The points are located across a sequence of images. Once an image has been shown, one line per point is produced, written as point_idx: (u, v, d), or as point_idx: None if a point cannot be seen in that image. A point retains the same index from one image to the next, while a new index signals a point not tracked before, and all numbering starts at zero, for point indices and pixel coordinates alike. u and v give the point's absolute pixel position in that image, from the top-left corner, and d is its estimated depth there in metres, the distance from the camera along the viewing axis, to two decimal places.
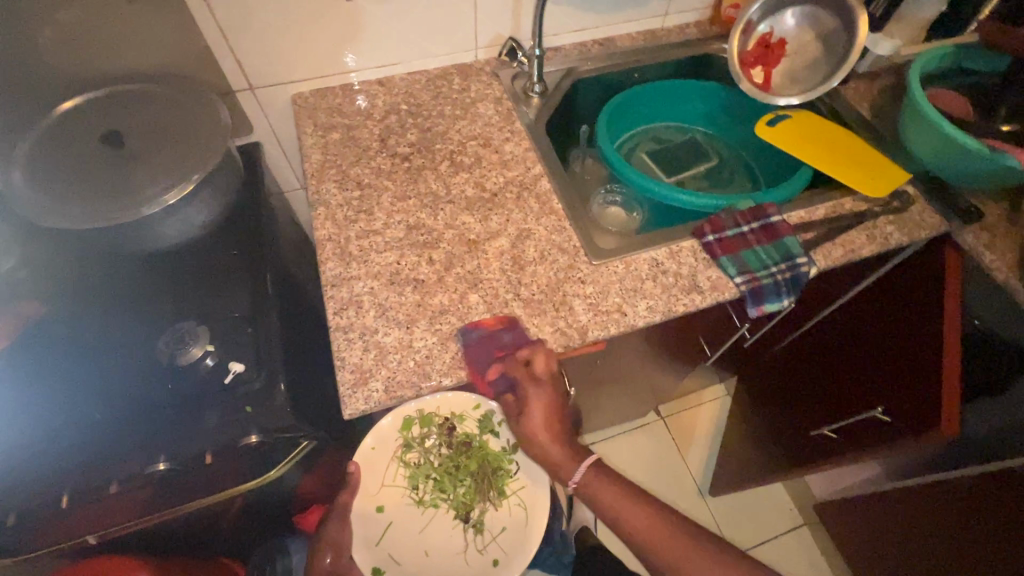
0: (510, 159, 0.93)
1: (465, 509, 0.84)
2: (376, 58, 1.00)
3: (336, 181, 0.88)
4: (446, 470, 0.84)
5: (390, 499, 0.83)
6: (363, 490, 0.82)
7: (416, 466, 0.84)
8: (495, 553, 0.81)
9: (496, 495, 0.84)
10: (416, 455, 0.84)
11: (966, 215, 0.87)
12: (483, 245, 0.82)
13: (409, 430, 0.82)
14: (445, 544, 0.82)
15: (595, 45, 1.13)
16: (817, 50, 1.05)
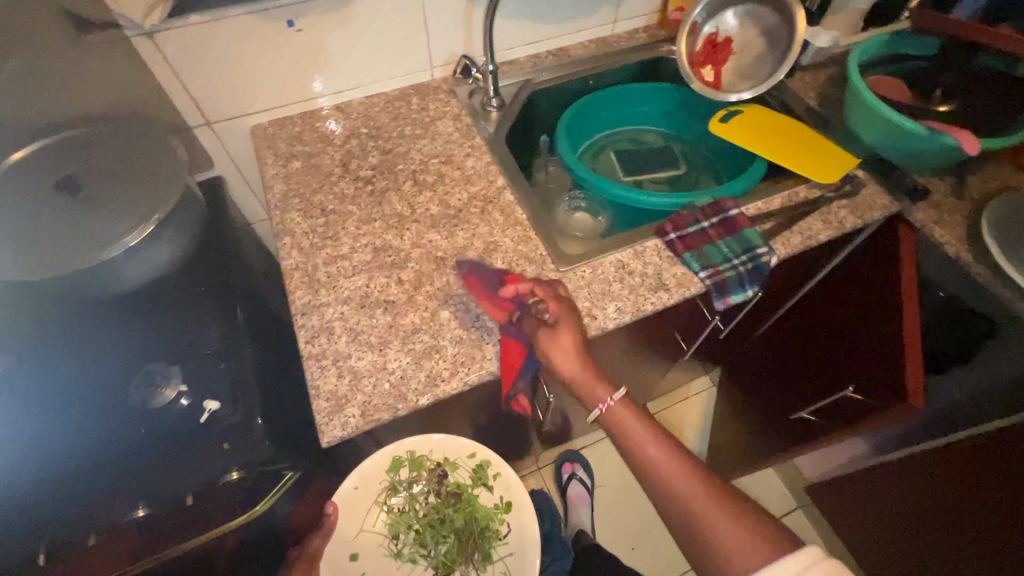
0: (472, 174, 0.94)
1: (447, 566, 0.85)
2: (333, 84, 1.01)
3: (300, 209, 0.88)
4: (430, 521, 0.86)
5: (371, 546, 0.84)
6: (338, 534, 0.83)
7: (400, 513, 0.85)
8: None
9: (482, 557, 0.85)
10: (402, 500, 0.86)
11: (914, 194, 0.90)
12: (451, 261, 0.82)
13: (398, 472, 0.85)
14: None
15: (549, 56, 1.15)
16: (761, 45, 1.09)
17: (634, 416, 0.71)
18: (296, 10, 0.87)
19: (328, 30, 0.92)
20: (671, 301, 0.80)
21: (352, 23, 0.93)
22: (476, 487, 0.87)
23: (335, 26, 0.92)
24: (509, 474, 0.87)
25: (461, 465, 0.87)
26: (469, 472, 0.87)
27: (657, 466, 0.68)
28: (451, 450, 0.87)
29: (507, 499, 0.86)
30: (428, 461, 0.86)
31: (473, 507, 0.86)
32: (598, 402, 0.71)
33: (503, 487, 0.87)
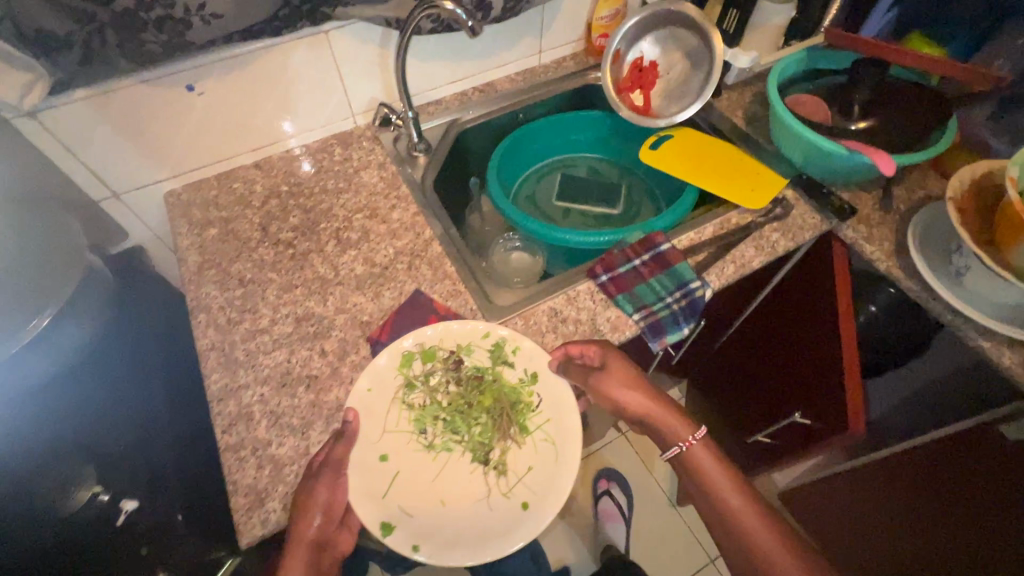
0: (398, 227, 0.90)
1: (484, 450, 0.71)
2: (248, 142, 0.96)
3: (216, 281, 0.84)
4: (456, 409, 0.73)
5: (399, 447, 0.70)
6: (363, 438, 0.68)
7: (423, 408, 0.72)
8: (522, 494, 0.66)
9: (520, 432, 0.71)
10: (422, 395, 0.73)
11: (841, 212, 0.90)
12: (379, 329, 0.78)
13: (410, 367, 0.73)
14: (463, 490, 0.68)
15: (476, 92, 1.13)
16: (686, 67, 1.09)
17: (710, 454, 0.75)
18: (195, 74, 0.83)
19: (234, 90, 0.88)
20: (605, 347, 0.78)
21: (260, 80, 0.89)
22: (496, 366, 0.74)
23: (241, 85, 0.88)
24: (531, 345, 0.74)
25: (475, 347, 0.74)
26: (487, 353, 0.74)
27: (724, 502, 0.72)
28: (462, 334, 0.75)
29: (533, 371, 0.73)
30: (442, 352, 0.74)
31: (499, 387, 0.73)
32: (680, 437, 0.76)
33: (530, 362, 0.73)
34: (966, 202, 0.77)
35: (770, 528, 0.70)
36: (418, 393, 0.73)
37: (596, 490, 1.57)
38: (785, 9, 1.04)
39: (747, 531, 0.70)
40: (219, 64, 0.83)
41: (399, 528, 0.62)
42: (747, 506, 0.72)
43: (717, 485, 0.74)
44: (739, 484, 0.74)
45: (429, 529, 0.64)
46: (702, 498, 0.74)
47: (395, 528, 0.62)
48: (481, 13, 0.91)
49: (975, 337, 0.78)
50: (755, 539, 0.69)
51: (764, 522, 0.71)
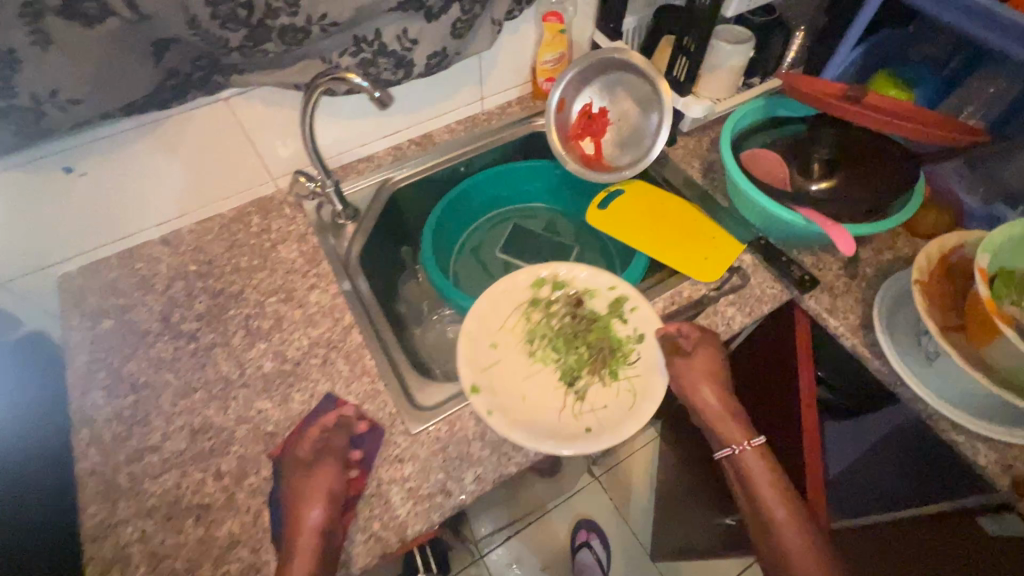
0: (315, 312, 0.82)
1: (574, 376, 0.76)
2: (151, 217, 0.87)
3: (105, 387, 0.75)
4: (564, 335, 0.79)
5: (507, 344, 0.78)
6: (482, 322, 0.78)
7: (537, 323, 0.80)
8: (589, 421, 0.70)
9: (607, 374, 0.75)
10: (540, 313, 0.81)
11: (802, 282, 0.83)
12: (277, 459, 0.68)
13: (540, 288, 0.82)
14: (546, 399, 0.73)
15: (412, 145, 1.04)
16: (637, 115, 1.00)
17: (762, 463, 0.70)
18: (72, 155, 0.73)
19: (124, 167, 0.78)
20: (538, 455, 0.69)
21: (155, 154, 0.79)
22: (610, 316, 0.79)
23: (131, 161, 0.78)
24: (648, 309, 0.78)
25: (600, 294, 0.81)
26: (609, 300, 0.80)
27: (769, 513, 0.68)
28: (595, 280, 0.82)
29: (642, 331, 0.77)
30: (573, 289, 0.82)
31: (607, 331, 0.78)
32: (736, 440, 0.71)
33: (641, 321, 0.77)
34: (935, 283, 0.69)
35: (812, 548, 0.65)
36: (535, 309, 0.81)
37: (574, 541, 1.48)
38: (744, 51, 0.92)
39: (784, 548, 0.65)
40: (100, 141, 0.73)
41: (483, 394, 0.70)
42: (791, 521, 0.67)
43: (766, 498, 0.69)
44: (788, 497, 0.69)
45: (505, 407, 0.70)
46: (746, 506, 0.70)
47: (480, 392, 0.70)
48: (402, 71, 0.82)
49: (947, 430, 0.70)
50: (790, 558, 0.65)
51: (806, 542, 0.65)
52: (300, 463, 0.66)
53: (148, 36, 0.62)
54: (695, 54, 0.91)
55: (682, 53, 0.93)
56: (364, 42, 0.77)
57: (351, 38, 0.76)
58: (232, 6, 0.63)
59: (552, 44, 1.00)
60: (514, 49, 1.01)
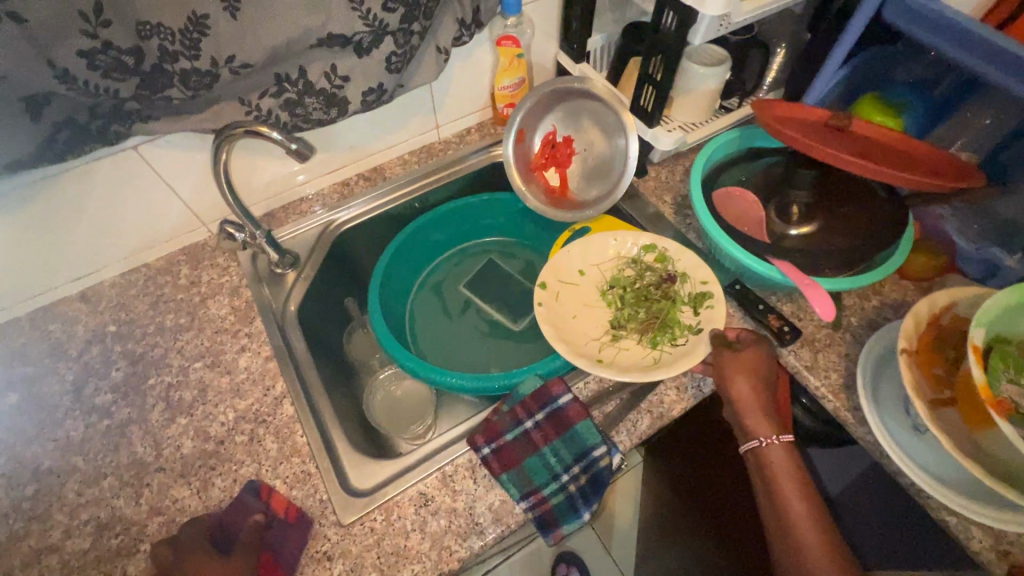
0: (245, 379, 0.74)
1: (621, 326, 0.77)
2: (64, 273, 0.78)
3: (4, 475, 0.67)
4: (643, 293, 0.79)
5: (592, 278, 0.81)
6: (580, 248, 0.83)
7: (628, 275, 0.81)
8: (604, 358, 0.72)
9: (647, 340, 0.74)
10: (635, 271, 0.81)
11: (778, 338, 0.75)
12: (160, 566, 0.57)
13: (646, 252, 0.82)
14: (585, 329, 0.77)
15: (361, 180, 0.96)
16: (603, 145, 0.92)
17: (790, 464, 0.63)
18: None
19: (21, 226, 0.70)
20: (483, 549, 0.62)
21: (56, 210, 0.71)
22: (686, 305, 0.76)
23: (27, 220, 0.69)
24: (723, 313, 0.72)
25: (693, 281, 0.77)
26: (694, 291, 0.76)
27: (788, 515, 0.60)
28: (697, 267, 0.78)
29: (703, 326, 0.72)
30: (675, 266, 0.79)
31: (673, 310, 0.75)
32: (761, 433, 0.65)
33: (708, 317, 0.73)
34: (923, 350, 0.62)
35: (835, 562, 0.57)
36: (639, 266, 0.81)
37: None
38: (723, 71, 0.85)
39: (802, 556, 0.58)
40: None
41: (546, 292, 0.78)
42: (814, 525, 0.59)
43: (791, 505, 0.61)
44: (812, 500, 0.61)
45: (555, 311, 0.76)
46: (766, 506, 0.63)
47: (543, 289, 0.78)
48: (335, 110, 0.74)
49: (938, 509, 0.63)
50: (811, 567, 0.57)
51: (828, 551, 0.58)
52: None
53: (16, 92, 0.54)
54: (662, 85, 0.81)
55: (650, 83, 0.83)
56: (287, 81, 0.68)
57: (271, 77, 0.67)
58: (114, 54, 0.56)
59: (510, 69, 0.92)
60: (469, 75, 0.93)
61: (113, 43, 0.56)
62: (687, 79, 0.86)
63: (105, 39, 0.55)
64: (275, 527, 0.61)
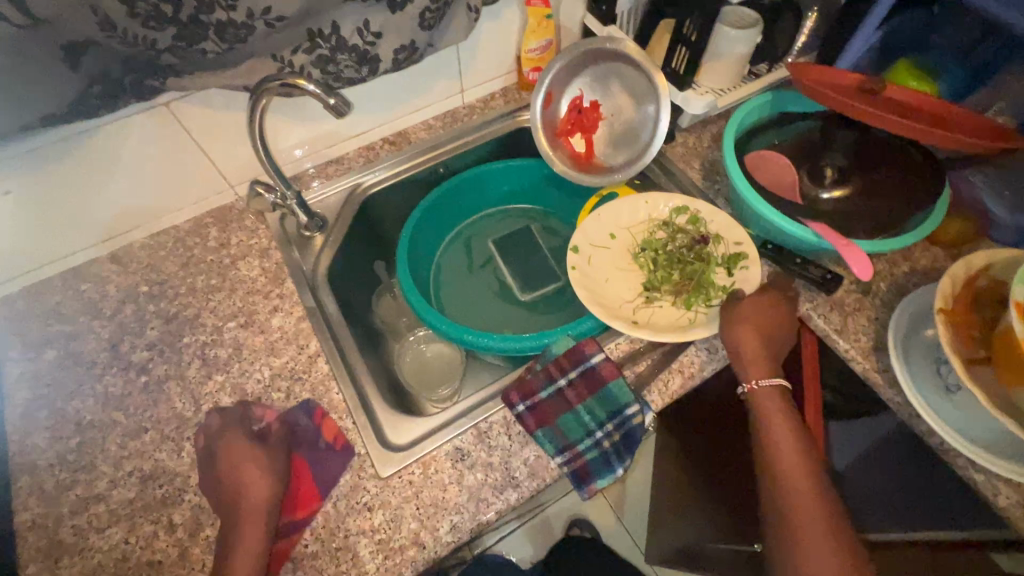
0: (278, 339, 0.75)
1: (654, 290, 0.77)
2: (95, 233, 0.79)
3: (47, 428, 0.68)
4: (675, 255, 0.79)
5: (621, 241, 0.82)
6: (607, 211, 0.82)
7: (658, 238, 0.81)
8: (640, 320, 0.73)
9: (681, 302, 0.75)
10: (665, 233, 0.81)
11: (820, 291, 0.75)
12: (212, 447, 0.65)
13: (676, 215, 0.81)
14: (619, 292, 0.77)
15: (386, 144, 0.95)
16: (632, 109, 0.91)
17: (777, 407, 0.64)
18: None
19: (54, 184, 0.70)
20: (519, 500, 0.63)
21: (89, 168, 0.71)
22: (719, 266, 0.76)
23: (61, 177, 0.70)
24: (758, 275, 0.73)
25: (726, 243, 0.77)
26: (728, 252, 0.76)
27: (773, 454, 0.61)
28: (730, 229, 0.78)
29: (738, 287, 0.73)
30: (707, 227, 0.79)
31: (706, 271, 0.76)
32: (750, 377, 0.65)
33: (743, 279, 0.73)
34: (960, 312, 0.63)
35: (816, 496, 0.58)
36: (671, 228, 0.81)
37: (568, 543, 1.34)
38: (753, 36, 0.82)
39: (785, 493, 0.59)
40: (20, 157, 0.65)
41: (579, 257, 0.78)
42: (799, 461, 0.60)
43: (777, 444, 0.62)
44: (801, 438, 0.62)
45: (588, 275, 0.77)
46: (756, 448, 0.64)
47: (575, 252, 0.79)
48: (367, 68, 0.73)
49: (965, 467, 0.64)
50: (792, 503, 0.58)
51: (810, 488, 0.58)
52: (241, 464, 0.62)
53: (57, 39, 0.54)
54: (699, 45, 0.80)
55: (684, 44, 0.82)
56: (320, 36, 0.68)
57: (304, 32, 0.67)
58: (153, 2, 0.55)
59: (538, 30, 0.90)
60: (496, 37, 0.91)
61: None
62: (717, 42, 0.83)
63: None
64: (320, 451, 0.66)
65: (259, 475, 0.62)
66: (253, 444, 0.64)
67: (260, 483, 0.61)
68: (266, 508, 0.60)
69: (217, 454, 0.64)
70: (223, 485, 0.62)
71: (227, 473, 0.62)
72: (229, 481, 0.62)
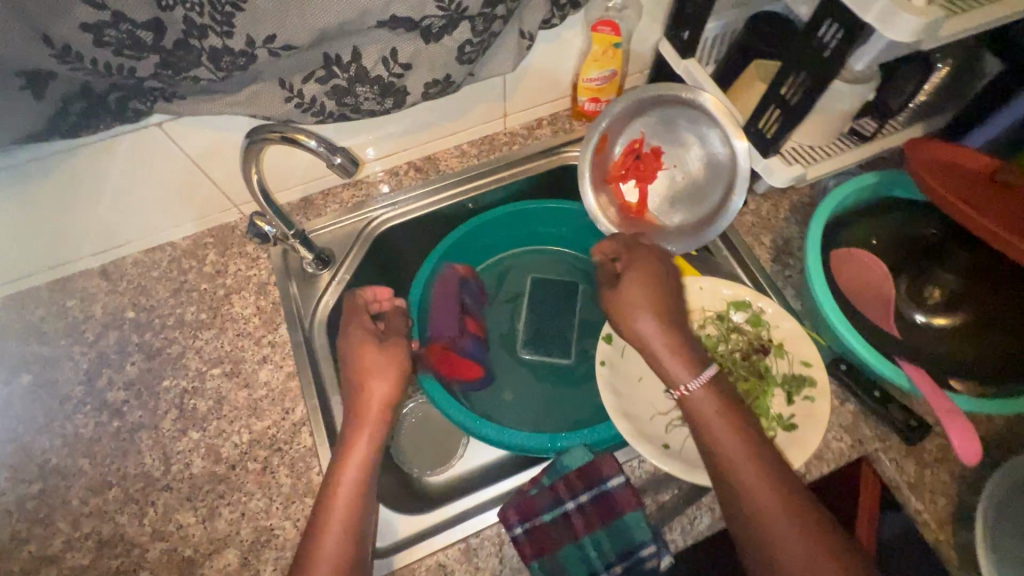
0: (263, 397, 0.67)
1: None
2: (84, 247, 0.71)
3: (11, 467, 0.63)
4: (724, 363, 0.66)
5: None
6: None
7: (706, 336, 0.68)
8: (672, 442, 0.62)
9: None
10: (716, 331, 0.68)
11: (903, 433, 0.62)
12: (340, 343, 0.62)
13: (733, 312, 0.68)
14: (653, 399, 0.66)
15: (412, 169, 0.83)
16: (701, 165, 0.76)
17: (716, 405, 0.54)
18: None
19: (34, 200, 0.62)
20: None
21: (72, 186, 0.63)
22: (778, 388, 0.63)
23: (41, 194, 0.62)
24: (825, 411, 0.59)
25: (789, 359, 0.64)
26: (791, 371, 0.63)
27: (736, 475, 0.50)
28: (797, 342, 0.64)
29: (797, 421, 0.60)
30: (768, 335, 0.66)
31: (761, 392, 0.63)
32: (676, 381, 0.55)
33: (805, 412, 0.60)
34: None
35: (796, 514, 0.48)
36: (724, 326, 0.68)
37: None
38: (867, 89, 0.66)
39: (757, 517, 0.49)
40: None
41: (611, 348, 0.67)
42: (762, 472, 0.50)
43: (731, 459, 0.51)
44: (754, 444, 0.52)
45: (618, 373, 0.66)
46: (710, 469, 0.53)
47: (608, 342, 0.67)
48: (391, 100, 0.61)
49: None
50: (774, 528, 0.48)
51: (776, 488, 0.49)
52: (370, 352, 0.60)
53: (16, 62, 0.45)
54: (794, 112, 0.62)
55: (777, 105, 0.64)
56: (337, 64, 0.56)
57: (319, 56, 0.55)
58: (126, 28, 0.46)
59: (601, 60, 0.76)
60: (551, 62, 0.77)
61: (126, 14, 0.45)
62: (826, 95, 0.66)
63: (114, 11, 0.44)
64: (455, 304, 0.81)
65: (391, 357, 0.60)
66: (376, 337, 0.62)
67: (392, 364, 0.60)
68: (391, 393, 0.58)
69: (345, 351, 0.61)
70: (350, 377, 0.59)
71: (352, 360, 0.60)
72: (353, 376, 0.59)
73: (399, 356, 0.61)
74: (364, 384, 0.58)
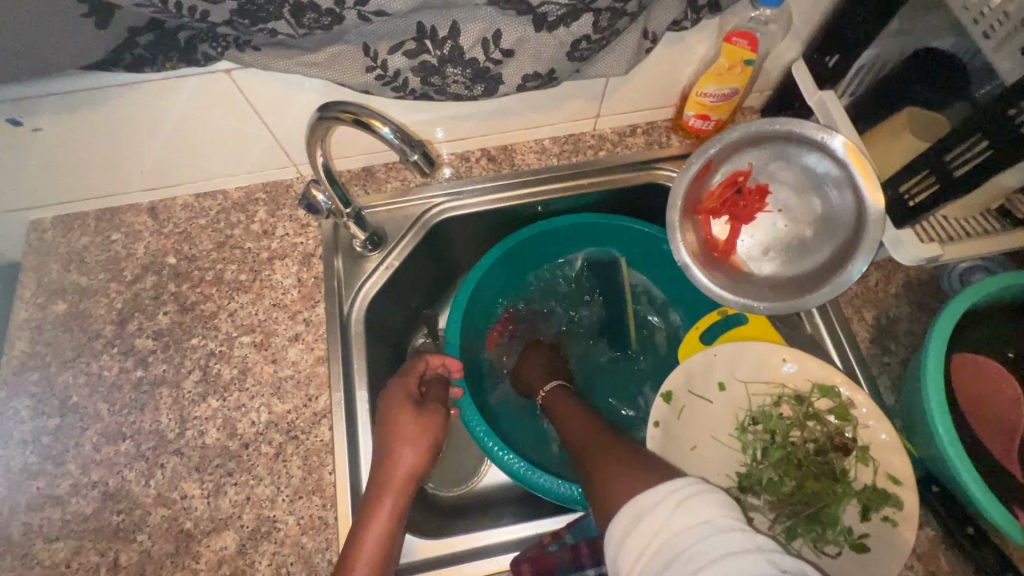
0: (288, 377, 0.63)
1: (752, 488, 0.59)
2: (136, 181, 0.68)
3: (33, 396, 0.62)
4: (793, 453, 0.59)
5: (731, 401, 0.62)
6: (721, 355, 0.62)
7: (779, 416, 0.60)
8: None
9: (782, 523, 0.56)
10: (792, 413, 0.60)
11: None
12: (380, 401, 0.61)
13: (816, 396, 0.59)
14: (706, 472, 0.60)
15: (485, 157, 0.76)
16: (813, 216, 0.66)
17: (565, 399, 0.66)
18: (21, 108, 0.54)
19: (92, 128, 0.58)
20: None
21: (131, 120, 0.58)
22: (854, 499, 0.55)
23: (98, 124, 0.58)
24: (907, 542, 0.52)
25: (873, 467, 0.56)
26: (872, 482, 0.55)
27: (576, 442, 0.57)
28: (887, 452, 0.55)
29: (870, 543, 0.53)
30: (853, 433, 0.57)
31: (832, 499, 0.55)
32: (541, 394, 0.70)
33: (881, 535, 0.53)
34: None
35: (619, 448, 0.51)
36: (801, 411, 0.60)
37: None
38: None
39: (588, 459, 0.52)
40: (49, 97, 0.53)
41: (668, 408, 0.60)
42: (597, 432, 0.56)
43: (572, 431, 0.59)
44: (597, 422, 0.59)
45: (671, 437, 0.60)
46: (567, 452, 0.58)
47: (667, 401, 0.60)
48: (481, 88, 0.53)
49: None
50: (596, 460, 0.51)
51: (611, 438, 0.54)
52: (404, 418, 0.59)
53: None
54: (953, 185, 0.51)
55: (933, 170, 0.53)
56: (431, 38, 0.49)
57: (413, 26, 0.48)
58: None
59: (724, 75, 0.65)
60: (665, 69, 0.67)
61: None
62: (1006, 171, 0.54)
63: None
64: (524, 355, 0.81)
65: (424, 426, 0.60)
66: (413, 402, 0.61)
67: (427, 433, 0.60)
68: (418, 465, 0.57)
69: (382, 412, 0.60)
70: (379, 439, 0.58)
71: (387, 423, 0.60)
72: (384, 440, 0.58)
73: (434, 425, 0.61)
74: (393, 450, 0.57)
